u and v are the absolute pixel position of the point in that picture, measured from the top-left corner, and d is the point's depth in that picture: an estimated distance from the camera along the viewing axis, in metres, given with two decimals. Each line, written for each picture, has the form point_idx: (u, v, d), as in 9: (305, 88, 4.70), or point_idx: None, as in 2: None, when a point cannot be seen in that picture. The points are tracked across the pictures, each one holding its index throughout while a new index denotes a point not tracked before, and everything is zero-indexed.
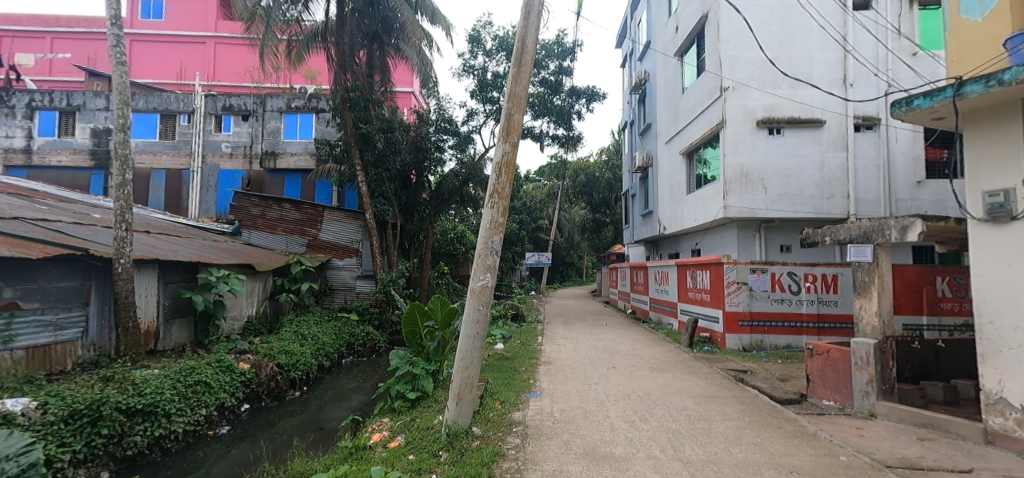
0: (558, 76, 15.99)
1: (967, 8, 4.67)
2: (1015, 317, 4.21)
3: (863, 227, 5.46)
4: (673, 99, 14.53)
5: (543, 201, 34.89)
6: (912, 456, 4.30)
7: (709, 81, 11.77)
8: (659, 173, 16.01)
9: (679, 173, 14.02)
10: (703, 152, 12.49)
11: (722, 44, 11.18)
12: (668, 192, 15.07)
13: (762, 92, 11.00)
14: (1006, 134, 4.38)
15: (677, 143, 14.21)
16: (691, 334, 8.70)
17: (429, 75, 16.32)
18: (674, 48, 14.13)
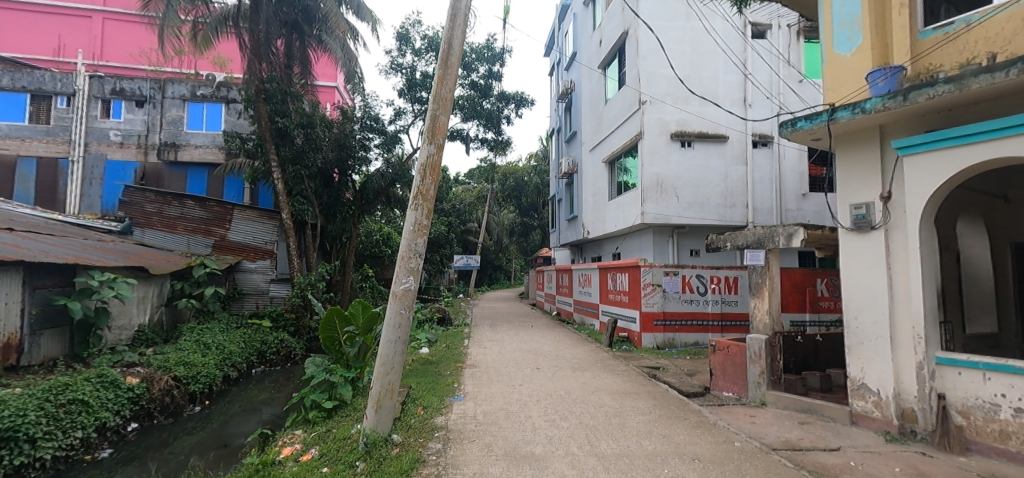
0: (488, 80, 16.13)
1: (839, 44, 5.32)
2: (874, 313, 4.96)
3: (757, 233, 5.96)
4: (597, 109, 15.20)
5: (472, 203, 34.90)
6: (794, 439, 4.85)
7: (629, 94, 12.47)
8: (584, 179, 16.62)
9: (602, 180, 14.68)
10: (624, 160, 13.17)
11: (641, 60, 11.91)
12: (592, 198, 15.70)
13: (675, 107, 11.85)
14: (869, 155, 5.10)
15: (600, 152, 14.88)
16: (610, 334, 9.12)
17: (354, 71, 15.73)
18: (598, 61, 14.81)
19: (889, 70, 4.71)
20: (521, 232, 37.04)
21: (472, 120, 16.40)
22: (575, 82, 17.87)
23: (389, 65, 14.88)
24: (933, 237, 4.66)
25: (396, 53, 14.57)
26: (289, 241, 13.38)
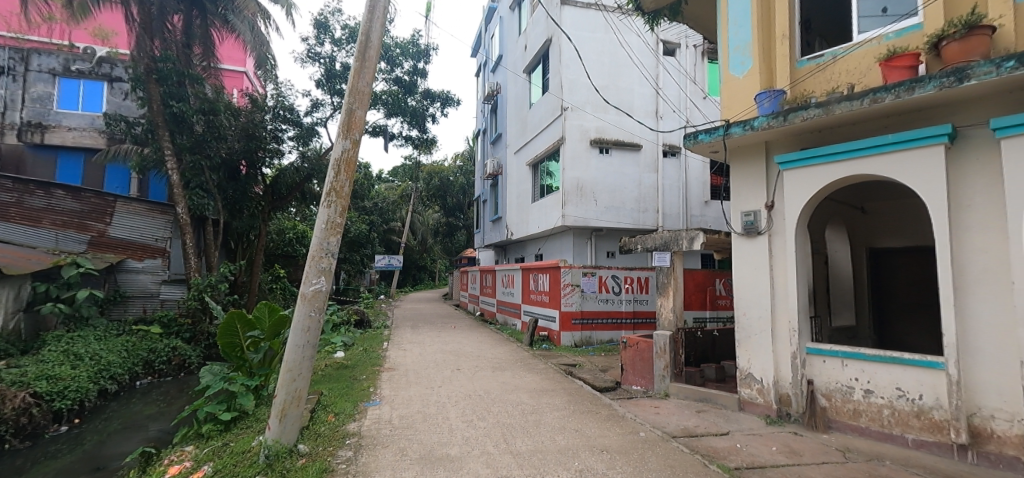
0: (412, 76, 15.83)
1: (733, 66, 5.85)
2: (759, 310, 5.55)
3: (664, 236, 6.38)
4: (522, 112, 15.48)
5: (395, 202, 33.96)
6: (692, 426, 5.27)
7: (552, 100, 12.89)
8: (508, 181, 16.86)
9: (526, 182, 15.00)
10: (547, 164, 13.55)
11: (563, 68, 12.34)
12: (516, 200, 15.96)
13: (594, 115, 12.43)
14: (757, 168, 5.71)
15: (524, 154, 15.18)
16: (531, 333, 9.32)
17: (266, 56, 14.62)
18: (523, 65, 15.10)
19: (773, 93, 5.30)
20: (446, 232, 36.66)
21: (395, 116, 15.95)
22: (501, 84, 18.06)
23: (305, 53, 14.07)
24: (805, 241, 5.35)
25: (313, 41, 13.83)
26: (185, 238, 12.14)
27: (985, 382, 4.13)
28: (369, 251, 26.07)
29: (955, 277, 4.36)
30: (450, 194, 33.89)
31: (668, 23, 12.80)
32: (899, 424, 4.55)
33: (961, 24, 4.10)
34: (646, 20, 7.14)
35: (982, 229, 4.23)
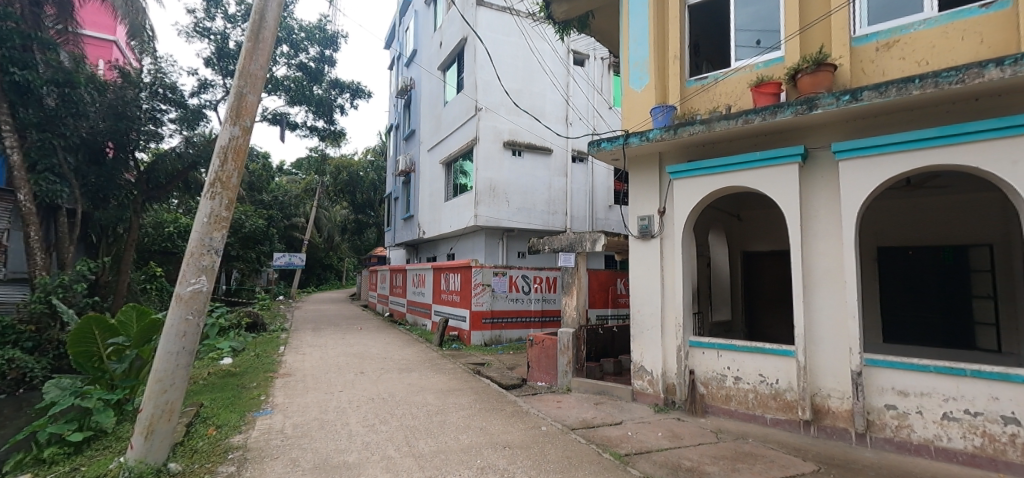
0: (319, 63, 15.02)
1: (633, 80, 6.28)
2: (651, 307, 6.02)
3: (570, 238, 6.66)
4: (436, 110, 15.34)
5: (299, 196, 31.72)
6: (590, 418, 5.58)
7: (467, 100, 12.93)
8: (422, 179, 16.58)
9: (439, 181, 14.89)
10: (461, 163, 13.56)
11: (477, 69, 12.45)
12: (428, 199, 15.79)
13: (507, 117, 12.70)
14: (652, 175, 6.19)
15: (438, 152, 15.05)
16: (441, 333, 9.25)
17: (142, 26, 12.88)
18: (438, 62, 14.98)
19: (665, 108, 5.79)
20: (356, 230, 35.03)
21: (298, 105, 15.03)
22: (416, 79, 17.72)
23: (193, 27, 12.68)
24: (690, 244, 5.89)
25: (203, 15, 12.51)
26: (29, 229, 10.29)
27: (825, 365, 4.93)
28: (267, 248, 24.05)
29: (805, 277, 5.08)
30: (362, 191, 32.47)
31: (577, 35, 13.47)
32: (760, 406, 5.22)
33: (812, 60, 4.84)
34: (556, 29, 7.42)
35: (825, 237, 4.98)
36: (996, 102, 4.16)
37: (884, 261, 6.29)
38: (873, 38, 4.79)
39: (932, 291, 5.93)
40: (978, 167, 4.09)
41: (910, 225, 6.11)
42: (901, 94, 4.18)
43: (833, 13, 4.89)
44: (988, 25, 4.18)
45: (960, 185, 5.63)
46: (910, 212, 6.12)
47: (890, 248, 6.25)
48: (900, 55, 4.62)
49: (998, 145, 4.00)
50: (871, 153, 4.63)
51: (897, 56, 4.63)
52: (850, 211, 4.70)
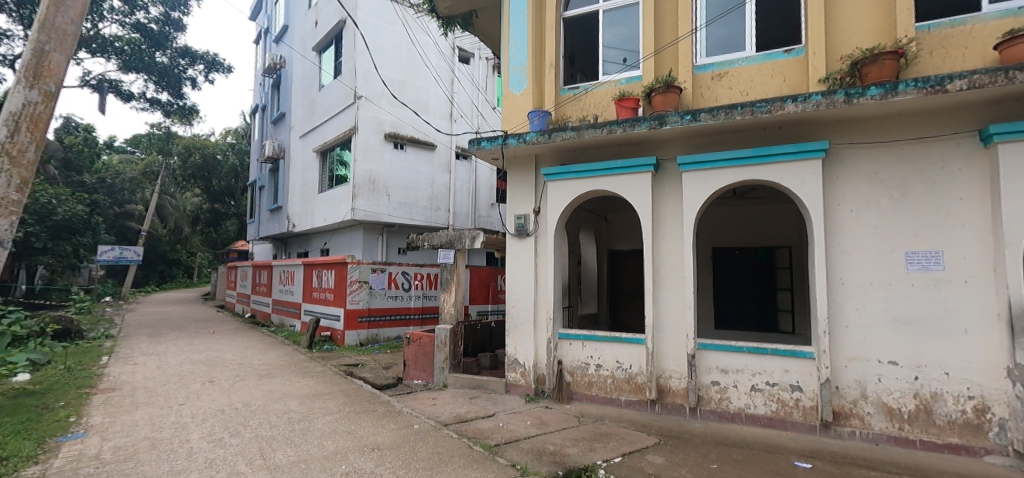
0: (162, 30, 14.29)
1: (512, 83, 6.49)
2: (525, 302, 6.30)
3: (449, 234, 6.67)
4: (309, 94, 14.31)
5: (136, 180, 26.97)
6: (464, 412, 5.65)
7: (345, 86, 12.25)
8: (292, 167, 15.30)
9: (313, 170, 13.89)
10: (337, 152, 12.82)
11: (357, 54, 11.88)
12: (300, 189, 14.65)
13: (389, 108, 12.34)
14: (529, 176, 6.47)
15: (311, 140, 14.08)
16: (311, 334, 8.66)
17: None
18: (313, 42, 13.95)
19: (541, 113, 6.11)
20: (211, 220, 30.98)
21: (135, 72, 14.26)
22: (287, 58, 16.25)
23: None
24: (561, 242, 6.31)
25: None
26: None
27: (668, 351, 5.62)
28: (90, 239, 20.07)
29: (655, 273, 5.73)
30: (220, 176, 28.83)
31: (462, 32, 13.62)
32: (617, 389, 5.81)
33: (662, 82, 5.47)
34: (440, 24, 7.35)
35: (671, 238, 5.68)
36: (791, 131, 5.15)
37: (717, 260, 7.35)
38: (709, 68, 5.57)
39: (750, 285, 7.11)
40: (780, 183, 5.06)
41: (737, 229, 7.22)
42: (728, 117, 4.99)
43: (680, 39, 5.59)
44: (788, 68, 5.15)
45: (771, 197, 6.78)
46: (737, 219, 7.22)
47: (722, 249, 7.31)
48: (727, 85, 5.45)
49: (793, 167, 4.98)
50: (705, 168, 5.39)
51: (725, 85, 5.46)
52: (690, 216, 5.43)
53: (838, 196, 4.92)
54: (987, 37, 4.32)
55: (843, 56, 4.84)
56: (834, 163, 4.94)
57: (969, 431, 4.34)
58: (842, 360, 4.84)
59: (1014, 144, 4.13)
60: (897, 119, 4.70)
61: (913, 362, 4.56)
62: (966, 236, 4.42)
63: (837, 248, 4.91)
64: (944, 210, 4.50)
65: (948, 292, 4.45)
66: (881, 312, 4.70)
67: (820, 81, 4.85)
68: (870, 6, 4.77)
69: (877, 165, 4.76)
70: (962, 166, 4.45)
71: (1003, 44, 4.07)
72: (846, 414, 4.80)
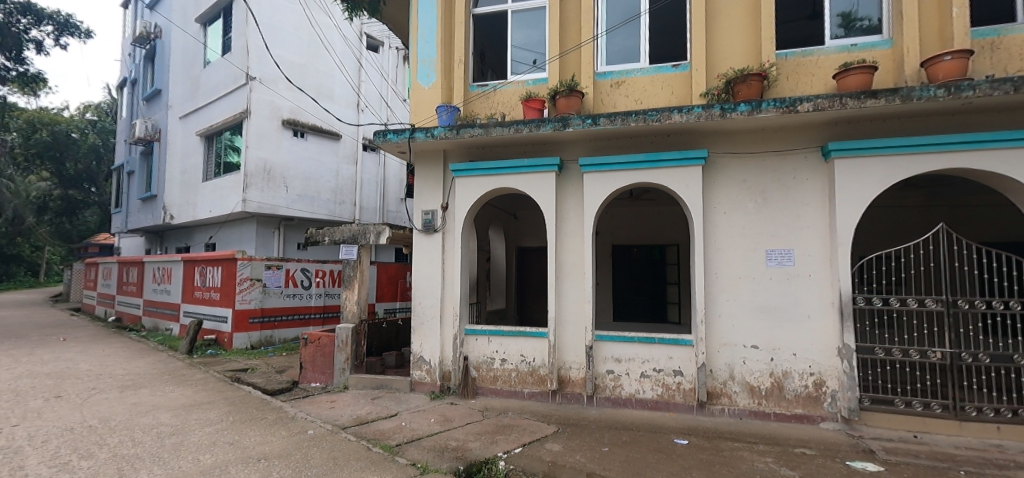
0: None
1: (420, 76, 6.38)
2: (431, 299, 6.26)
3: (352, 230, 6.42)
4: (192, 70, 12.88)
5: None
6: (364, 414, 5.46)
7: (235, 64, 11.20)
8: (169, 151, 13.66)
9: (196, 156, 12.55)
10: (225, 136, 11.72)
11: (252, 31, 10.92)
12: (180, 177, 13.16)
13: (287, 93, 11.54)
14: (436, 171, 6.42)
15: (194, 122, 12.69)
16: (191, 339, 7.85)
17: None
18: (195, 13, 12.58)
19: (449, 108, 6.08)
20: (63, 210, 26.38)
21: None
22: (162, 27, 14.42)
23: None
24: (468, 239, 6.36)
25: None
26: None
27: (568, 343, 5.89)
28: None
29: (557, 269, 5.97)
30: (76, 156, 24.75)
31: (371, 19, 13.17)
32: (521, 382, 5.98)
33: (566, 86, 5.70)
34: (344, 7, 6.98)
35: (572, 236, 5.96)
36: (677, 139, 5.63)
37: (616, 257, 7.86)
38: (608, 75, 5.92)
39: (644, 280, 7.70)
40: (667, 186, 5.53)
41: (634, 228, 7.77)
42: (623, 123, 5.33)
43: (583, 45, 5.87)
44: (676, 82, 5.64)
45: (663, 199, 7.40)
46: (634, 218, 7.77)
47: (621, 246, 7.84)
48: (624, 93, 5.83)
49: (678, 172, 5.47)
50: (603, 170, 5.72)
51: (622, 93, 5.84)
52: (589, 215, 5.75)
53: (714, 199, 5.49)
54: (829, 68, 5.08)
55: (720, 74, 5.40)
56: (712, 170, 5.50)
57: (810, 402, 5.09)
58: (715, 345, 5.42)
59: (846, 159, 4.89)
60: (761, 133, 5.35)
61: (769, 345, 5.24)
62: (811, 236, 5.17)
63: (713, 246, 5.47)
64: (795, 214, 5.22)
65: (796, 284, 5.18)
66: (746, 302, 5.34)
67: (701, 95, 5.38)
68: (741, 32, 5.38)
69: (745, 172, 5.39)
70: (809, 177, 5.18)
71: (839, 75, 4.81)
72: (717, 393, 5.39)
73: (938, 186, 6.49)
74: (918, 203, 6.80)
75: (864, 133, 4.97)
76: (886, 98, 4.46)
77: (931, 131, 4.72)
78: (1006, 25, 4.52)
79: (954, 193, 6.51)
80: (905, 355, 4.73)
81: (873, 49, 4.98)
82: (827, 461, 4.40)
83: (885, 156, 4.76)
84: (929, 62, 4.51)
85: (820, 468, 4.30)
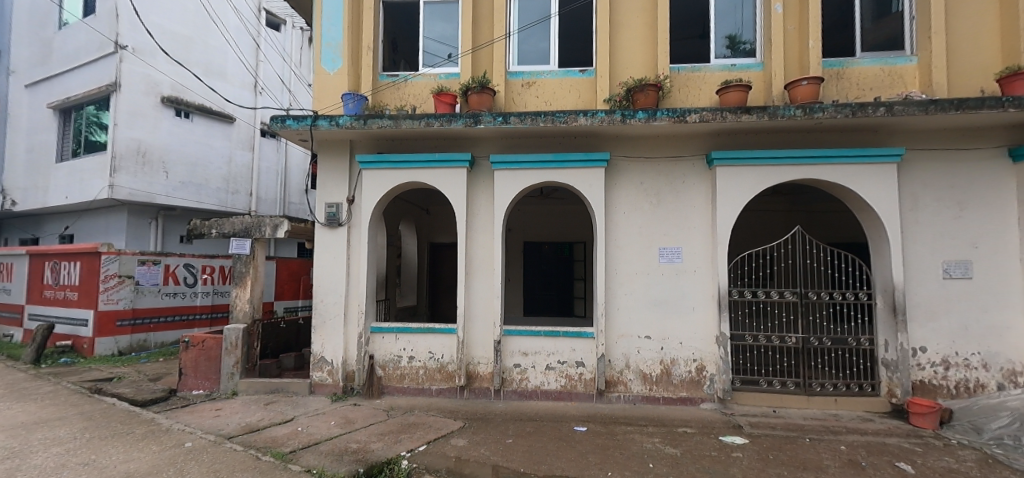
0: None
1: (325, 60, 6.04)
2: (334, 296, 5.99)
3: (245, 222, 5.94)
4: (41, 31, 11.00)
5: None
6: (255, 421, 5.06)
7: (101, 28, 9.74)
8: (9, 124, 11.53)
9: (47, 132, 10.76)
10: (86, 111, 10.16)
11: None
12: (24, 156, 11.20)
13: (168, 66, 10.32)
14: (341, 162, 6.13)
15: (44, 92, 10.86)
16: (39, 346, 6.86)
17: None
18: None
19: (356, 96, 5.82)
20: None
21: None
22: None
23: None
24: (376, 234, 6.16)
25: None
26: None
27: (477, 338, 5.94)
28: None
29: (466, 265, 5.98)
30: None
31: None
32: (429, 379, 5.92)
33: (477, 82, 5.70)
34: None
35: (483, 232, 6.01)
36: (583, 141, 5.89)
37: (527, 254, 8.06)
38: (520, 75, 6.04)
39: (553, 276, 7.96)
40: (573, 186, 5.77)
41: (544, 225, 8.02)
42: (533, 123, 5.46)
43: (495, 42, 5.93)
44: (582, 86, 5.92)
45: (571, 198, 7.72)
46: (545, 216, 8.02)
47: (532, 243, 8.04)
48: (534, 93, 5.99)
49: (583, 172, 5.74)
50: (513, 168, 5.83)
51: (533, 94, 6.00)
52: (499, 212, 5.84)
53: (615, 200, 5.83)
54: (713, 84, 5.62)
55: (622, 82, 5.75)
56: (613, 172, 5.83)
57: (692, 385, 5.63)
58: (614, 336, 5.77)
59: (726, 167, 5.45)
60: (657, 139, 5.78)
61: (660, 335, 5.70)
62: (696, 235, 5.70)
63: (613, 243, 5.81)
64: (683, 215, 5.72)
65: (683, 279, 5.70)
66: (641, 296, 5.75)
67: (605, 101, 5.69)
68: (640, 44, 5.76)
69: (642, 176, 5.79)
70: (696, 181, 5.71)
71: (721, 91, 5.35)
72: (614, 381, 5.75)
73: (799, 194, 7.48)
74: (783, 208, 7.78)
75: (741, 144, 5.56)
76: (758, 115, 5.03)
77: (791, 145, 5.42)
78: (848, 58, 5.30)
79: (811, 200, 7.54)
80: (768, 340, 5.40)
81: (749, 69, 5.59)
82: (704, 438, 4.90)
83: (756, 166, 5.38)
84: (791, 85, 5.17)
85: (698, 444, 4.79)
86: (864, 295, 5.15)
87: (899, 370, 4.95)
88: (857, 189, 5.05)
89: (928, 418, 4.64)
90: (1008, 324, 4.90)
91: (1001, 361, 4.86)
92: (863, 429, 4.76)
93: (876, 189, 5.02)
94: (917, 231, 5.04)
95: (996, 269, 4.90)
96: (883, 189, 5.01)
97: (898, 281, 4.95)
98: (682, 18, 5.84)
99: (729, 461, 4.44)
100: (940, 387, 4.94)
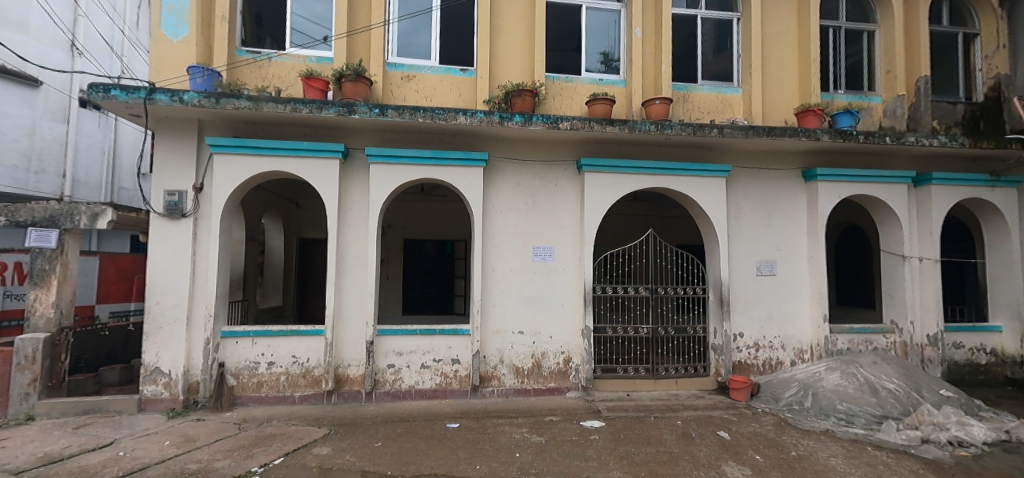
0: None
1: (166, 26, 5.26)
2: (174, 297, 5.24)
3: (50, 209, 4.88)
4: None
5: None
6: (57, 450, 4.18)
7: None
8: None
9: None
10: None
11: None
12: None
13: None
14: (186, 145, 5.37)
15: None
16: None
17: None
18: None
19: (206, 71, 5.14)
20: None
21: None
22: None
23: None
24: (229, 227, 5.54)
25: None
26: None
27: (348, 339, 5.65)
28: None
29: (337, 262, 5.63)
30: None
31: None
32: (291, 386, 5.47)
33: (352, 70, 5.39)
34: None
35: (356, 228, 5.73)
36: (463, 140, 5.93)
37: (408, 250, 7.91)
38: (399, 67, 5.89)
39: (433, 274, 7.97)
40: (452, 184, 5.78)
41: (426, 222, 7.91)
42: (411, 118, 5.33)
43: (372, 29, 5.70)
44: (463, 85, 5.97)
45: (453, 196, 7.74)
46: (427, 212, 7.91)
47: (413, 240, 7.90)
48: (414, 88, 5.89)
49: (462, 171, 5.77)
50: (390, 162, 5.63)
51: (412, 88, 5.89)
52: (374, 208, 5.62)
53: (493, 199, 5.97)
54: (583, 95, 6.06)
55: (501, 85, 5.91)
56: (492, 173, 5.96)
57: (560, 376, 6.00)
58: (489, 333, 5.91)
59: (592, 173, 5.90)
60: (533, 143, 6.05)
61: (532, 330, 5.99)
62: (566, 235, 6.10)
63: (490, 242, 5.93)
64: (555, 216, 6.08)
65: (554, 276, 6.05)
66: (515, 293, 5.97)
67: (484, 102, 5.80)
68: (519, 50, 5.99)
69: (519, 177, 6.02)
70: (567, 185, 6.09)
71: (590, 102, 5.78)
72: (488, 376, 5.89)
73: (655, 200, 8.45)
74: (643, 212, 8.72)
75: (607, 153, 6.07)
76: (619, 127, 5.53)
77: (647, 156, 6.06)
78: (692, 84, 6.09)
79: (664, 206, 8.57)
80: (625, 331, 5.98)
81: (614, 85, 6.13)
82: (567, 424, 5.26)
83: (618, 173, 5.91)
84: (647, 103, 5.79)
85: (561, 430, 5.12)
86: (699, 290, 5.97)
87: (723, 352, 5.85)
88: (697, 198, 5.84)
89: (743, 391, 5.56)
90: (799, 311, 6.06)
91: (794, 342, 6.00)
92: (696, 405, 5.52)
93: (710, 199, 5.85)
94: (740, 235, 5.99)
95: (792, 267, 6.04)
96: (715, 199, 5.85)
97: (724, 277, 5.83)
98: (558, 30, 6.17)
99: (587, 444, 4.83)
100: (752, 365, 5.94)
